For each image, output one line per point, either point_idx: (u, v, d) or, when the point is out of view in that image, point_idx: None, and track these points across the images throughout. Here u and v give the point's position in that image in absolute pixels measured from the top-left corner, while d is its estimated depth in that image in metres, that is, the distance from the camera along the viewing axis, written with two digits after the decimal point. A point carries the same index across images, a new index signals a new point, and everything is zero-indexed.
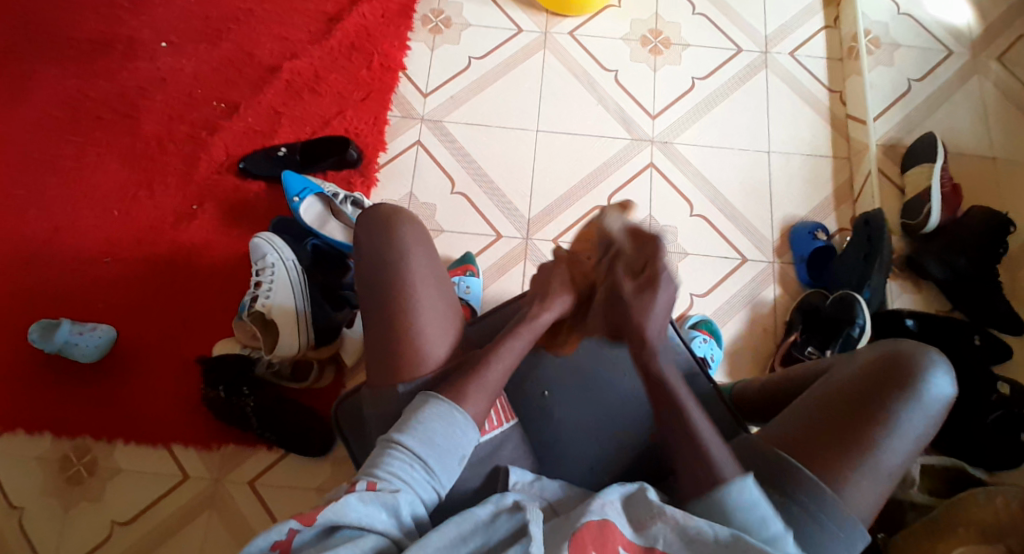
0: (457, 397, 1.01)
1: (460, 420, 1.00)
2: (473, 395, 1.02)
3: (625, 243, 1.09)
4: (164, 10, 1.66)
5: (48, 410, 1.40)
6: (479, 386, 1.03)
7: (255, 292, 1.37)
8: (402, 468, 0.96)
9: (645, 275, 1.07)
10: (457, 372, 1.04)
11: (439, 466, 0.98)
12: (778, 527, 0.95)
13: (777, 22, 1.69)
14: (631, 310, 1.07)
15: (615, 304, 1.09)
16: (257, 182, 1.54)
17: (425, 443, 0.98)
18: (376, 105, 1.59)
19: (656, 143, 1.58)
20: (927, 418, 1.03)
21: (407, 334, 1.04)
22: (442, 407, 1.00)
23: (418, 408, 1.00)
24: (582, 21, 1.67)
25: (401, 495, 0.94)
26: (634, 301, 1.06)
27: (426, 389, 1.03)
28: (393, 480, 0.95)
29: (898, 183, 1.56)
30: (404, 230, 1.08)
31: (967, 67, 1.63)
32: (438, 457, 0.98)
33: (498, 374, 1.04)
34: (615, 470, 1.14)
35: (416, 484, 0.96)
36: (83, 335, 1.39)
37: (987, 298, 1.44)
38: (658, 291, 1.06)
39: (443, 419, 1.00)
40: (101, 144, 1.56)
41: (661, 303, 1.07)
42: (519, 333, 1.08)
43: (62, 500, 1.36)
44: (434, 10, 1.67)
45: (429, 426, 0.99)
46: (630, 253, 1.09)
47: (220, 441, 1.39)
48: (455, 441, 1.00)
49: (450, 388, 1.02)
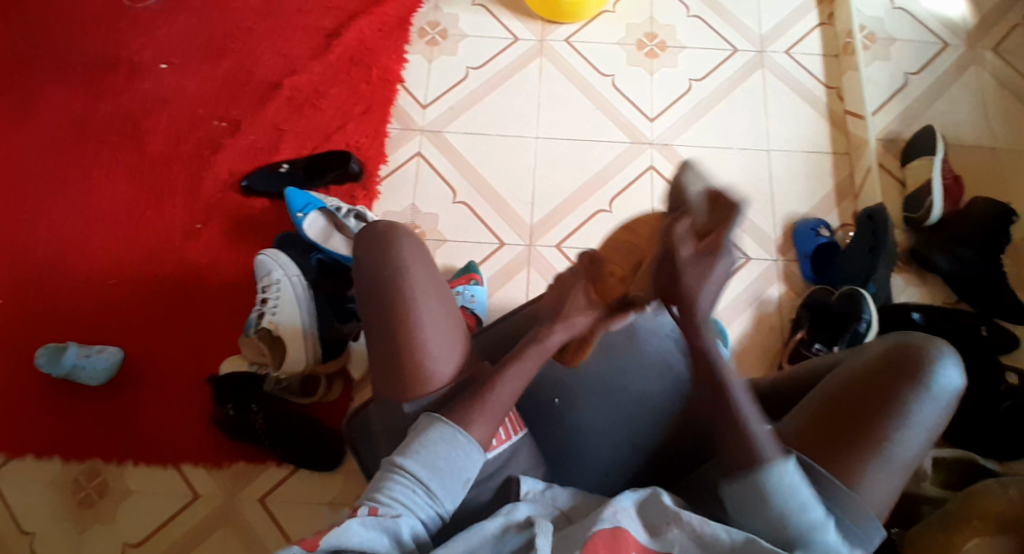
0: (462, 419, 1.00)
1: (464, 443, 0.99)
2: (478, 418, 1.01)
3: (698, 205, 0.95)
4: (162, 30, 1.66)
5: (58, 434, 1.40)
6: (487, 407, 1.01)
7: (261, 309, 1.38)
8: (404, 492, 0.96)
9: (708, 240, 0.95)
10: (464, 391, 1.03)
11: (442, 491, 0.97)
12: (818, 515, 0.95)
13: (772, 21, 1.69)
14: (686, 278, 0.96)
15: (667, 268, 0.98)
16: (260, 199, 1.54)
17: (428, 467, 0.97)
18: (376, 118, 1.59)
19: (656, 145, 1.58)
20: (939, 410, 1.02)
21: (413, 352, 1.04)
22: (446, 430, 0.99)
23: (422, 430, 1.00)
24: (577, 27, 1.68)
25: (403, 519, 0.94)
26: (690, 267, 0.95)
27: (431, 410, 1.03)
28: (394, 505, 0.95)
29: (899, 177, 1.56)
30: (402, 248, 1.07)
31: (963, 59, 1.64)
32: (441, 481, 0.97)
33: (506, 395, 1.02)
34: (629, 473, 1.14)
35: (418, 508, 0.96)
36: (91, 357, 1.39)
37: (992, 288, 1.44)
38: (718, 263, 0.95)
39: (447, 442, 0.99)
40: (102, 166, 1.56)
41: (720, 271, 0.96)
42: (526, 355, 1.05)
43: (75, 523, 1.36)
44: (430, 21, 1.68)
45: (433, 450, 0.98)
46: (700, 214, 0.95)
47: (231, 459, 1.39)
48: (459, 465, 0.98)
49: (457, 408, 1.01)
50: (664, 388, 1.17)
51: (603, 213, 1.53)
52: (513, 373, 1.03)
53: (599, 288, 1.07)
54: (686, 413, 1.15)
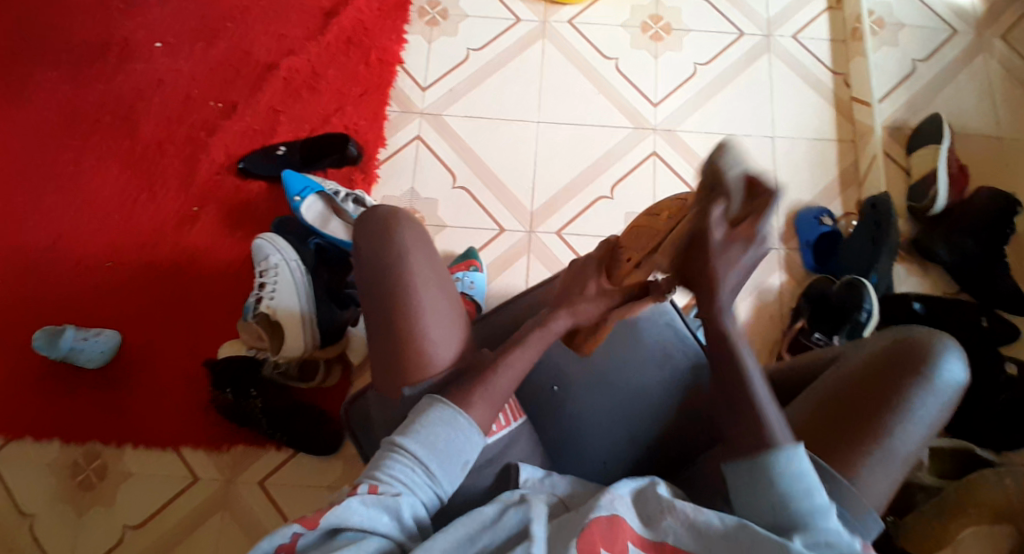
0: (462, 402, 1.00)
1: (464, 424, 0.99)
2: (479, 401, 1.00)
3: (737, 193, 0.88)
4: (158, 10, 1.64)
5: (57, 417, 1.40)
6: (488, 392, 1.01)
7: (259, 293, 1.36)
8: (403, 471, 0.96)
9: (742, 227, 0.91)
10: (464, 376, 1.03)
11: (442, 471, 0.97)
12: (824, 498, 0.92)
13: (779, 5, 1.66)
14: (712, 262, 0.94)
15: (693, 252, 0.94)
16: (257, 182, 1.52)
17: (428, 448, 0.97)
18: (375, 101, 1.57)
19: (659, 131, 1.56)
20: (941, 406, 1.02)
21: (412, 337, 1.04)
22: (445, 411, 0.99)
23: (422, 412, 1.00)
24: (581, 9, 1.65)
25: (403, 499, 0.94)
26: (718, 253, 0.93)
27: (435, 391, 1.03)
28: (394, 484, 0.95)
29: (904, 165, 1.55)
30: (403, 234, 1.07)
31: (972, 46, 1.61)
32: (442, 462, 0.97)
33: (506, 381, 1.03)
34: (626, 462, 1.14)
35: (418, 488, 0.96)
36: (88, 341, 1.38)
37: (994, 280, 1.43)
38: (747, 250, 0.93)
39: (446, 423, 0.99)
40: (99, 147, 1.54)
41: (746, 256, 0.94)
42: (530, 341, 1.05)
43: (75, 506, 1.36)
44: (430, 2, 1.65)
45: (433, 430, 0.98)
46: (737, 204, 0.90)
47: (230, 443, 1.40)
48: (459, 446, 0.98)
49: (456, 393, 1.01)
50: (662, 379, 1.17)
51: (604, 200, 1.51)
52: (515, 358, 1.03)
53: (613, 274, 1.07)
54: (686, 405, 1.16)
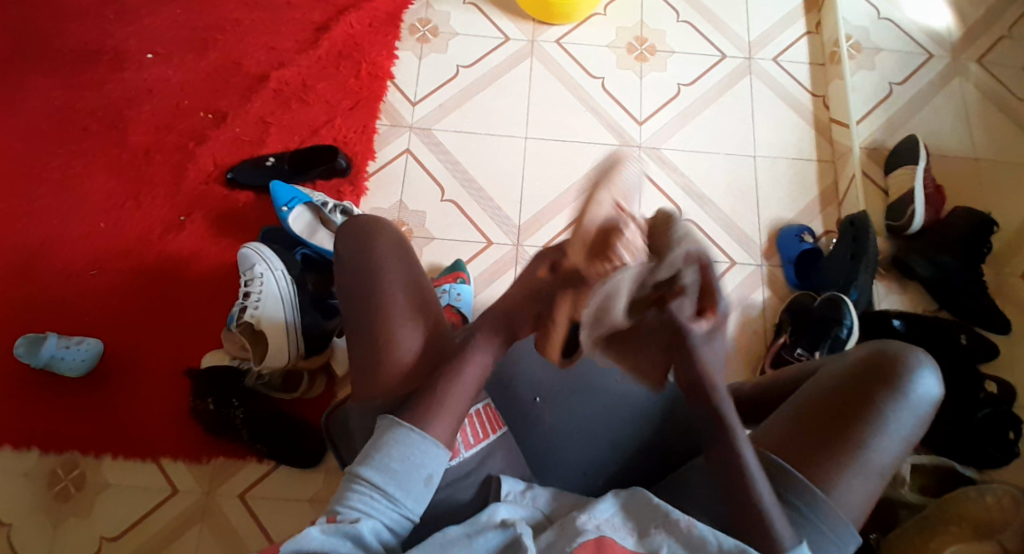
0: (419, 416, 0.98)
1: (417, 439, 0.97)
2: (438, 418, 0.98)
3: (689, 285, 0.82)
4: (151, 21, 1.65)
5: (34, 426, 1.38)
6: (442, 404, 0.99)
7: (243, 303, 1.34)
8: (362, 501, 0.94)
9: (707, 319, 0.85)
10: (429, 381, 1.00)
11: (401, 492, 0.95)
12: None
13: (759, 29, 1.71)
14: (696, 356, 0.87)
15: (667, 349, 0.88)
16: (245, 192, 1.53)
17: (383, 471, 0.95)
18: (365, 114, 1.59)
19: (644, 148, 1.60)
20: (916, 417, 1.03)
21: (383, 345, 1.02)
22: (398, 432, 0.97)
23: (378, 437, 0.97)
24: (568, 29, 1.69)
25: (362, 523, 0.92)
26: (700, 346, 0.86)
27: (390, 412, 1.01)
28: (354, 512, 0.94)
29: (881, 185, 1.58)
30: (384, 257, 1.05)
31: (947, 69, 1.66)
32: (402, 483, 0.95)
33: (462, 392, 1.00)
34: (608, 474, 1.14)
35: (379, 512, 0.94)
36: (71, 349, 1.37)
37: (972, 299, 1.46)
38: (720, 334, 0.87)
39: (401, 444, 0.96)
40: (86, 154, 1.55)
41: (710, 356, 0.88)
42: (477, 350, 1.02)
43: (51, 516, 1.34)
44: (421, 19, 1.68)
45: (387, 453, 0.96)
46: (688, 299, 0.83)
47: (210, 454, 1.38)
48: (416, 462, 0.96)
49: (414, 403, 0.99)
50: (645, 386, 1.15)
51: None
52: (464, 370, 1.00)
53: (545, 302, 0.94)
54: (667, 415, 1.16)
